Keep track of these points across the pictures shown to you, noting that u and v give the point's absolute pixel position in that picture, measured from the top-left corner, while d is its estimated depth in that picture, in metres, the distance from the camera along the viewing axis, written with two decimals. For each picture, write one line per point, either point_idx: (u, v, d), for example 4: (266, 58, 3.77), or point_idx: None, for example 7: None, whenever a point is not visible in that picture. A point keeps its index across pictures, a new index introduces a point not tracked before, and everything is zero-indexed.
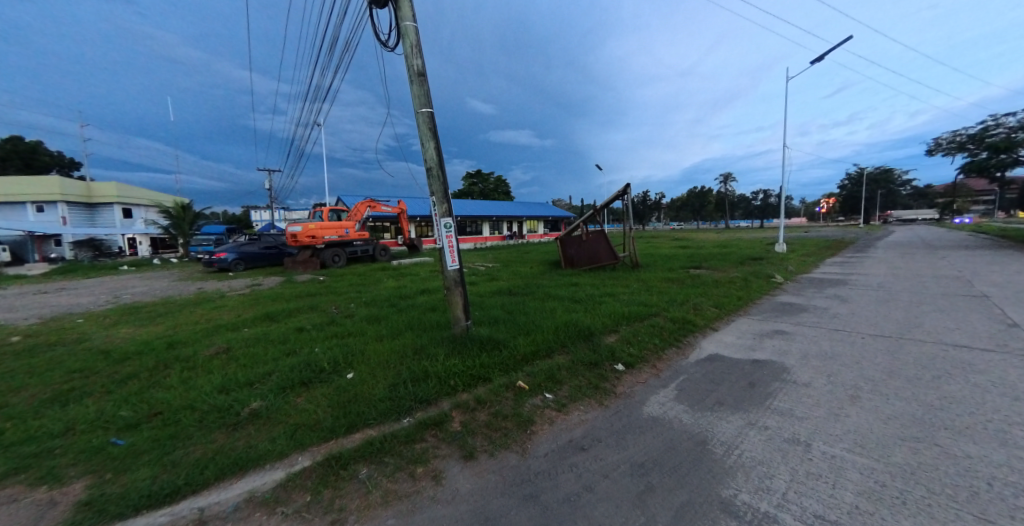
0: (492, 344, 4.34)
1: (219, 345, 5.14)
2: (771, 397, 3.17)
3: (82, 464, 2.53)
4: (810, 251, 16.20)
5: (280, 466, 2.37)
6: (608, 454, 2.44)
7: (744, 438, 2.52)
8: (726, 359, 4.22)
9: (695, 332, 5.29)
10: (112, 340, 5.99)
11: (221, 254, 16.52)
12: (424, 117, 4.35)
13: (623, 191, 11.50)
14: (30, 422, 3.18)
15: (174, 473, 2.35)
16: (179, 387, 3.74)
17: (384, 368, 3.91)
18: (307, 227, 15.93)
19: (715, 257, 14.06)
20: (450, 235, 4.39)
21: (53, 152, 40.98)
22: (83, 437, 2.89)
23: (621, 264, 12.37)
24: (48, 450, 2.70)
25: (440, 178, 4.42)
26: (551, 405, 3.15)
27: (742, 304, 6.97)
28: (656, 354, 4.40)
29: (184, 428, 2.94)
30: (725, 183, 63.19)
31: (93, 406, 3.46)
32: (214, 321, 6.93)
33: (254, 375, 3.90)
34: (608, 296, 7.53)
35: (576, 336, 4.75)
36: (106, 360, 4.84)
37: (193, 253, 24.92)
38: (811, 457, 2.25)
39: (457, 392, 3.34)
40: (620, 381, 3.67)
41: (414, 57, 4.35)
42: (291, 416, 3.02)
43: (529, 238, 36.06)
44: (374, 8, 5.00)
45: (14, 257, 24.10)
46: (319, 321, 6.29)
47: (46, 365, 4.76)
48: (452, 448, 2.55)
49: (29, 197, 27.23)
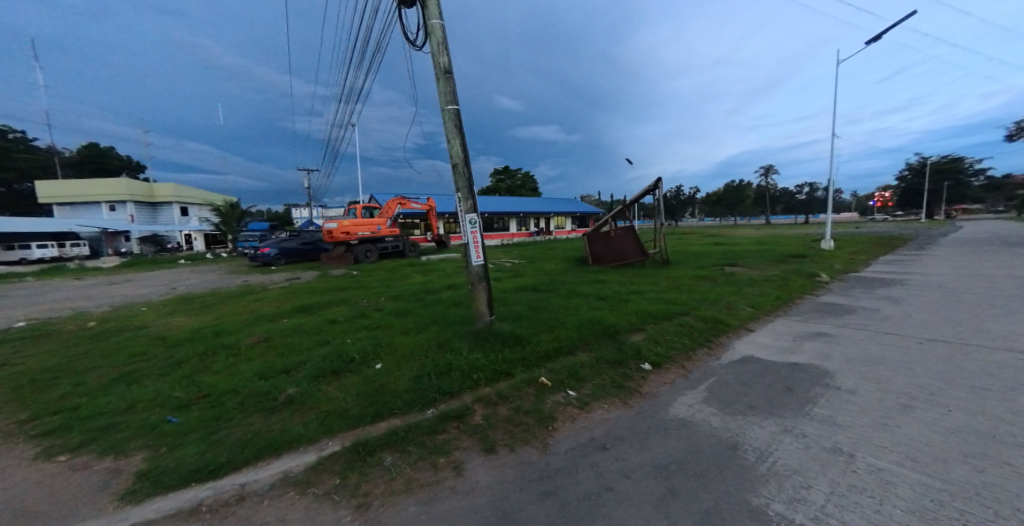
0: (514, 340, 4.37)
1: (260, 334, 5.48)
2: (809, 403, 2.98)
3: (140, 438, 2.79)
4: (862, 248, 14.97)
5: (312, 450, 2.51)
6: (631, 454, 2.38)
7: (777, 445, 2.38)
8: (762, 361, 4.00)
9: (727, 332, 5.08)
10: (167, 327, 6.54)
11: (264, 249, 17.66)
12: (450, 114, 4.40)
13: (652, 186, 11.17)
14: (101, 399, 3.56)
15: (218, 451, 2.54)
16: (224, 372, 4.05)
17: (410, 360, 4.03)
18: (341, 224, 16.83)
19: (753, 255, 13.34)
20: (475, 231, 4.44)
21: (122, 156, 45.39)
22: (142, 414, 3.19)
23: (649, 261, 12.06)
24: (113, 424, 3.01)
25: (465, 175, 4.44)
26: (573, 403, 3.12)
27: (780, 304, 6.61)
28: (684, 354, 4.25)
29: (227, 410, 3.17)
30: (766, 176, 58.97)
31: (151, 386, 3.80)
32: (256, 311, 7.42)
33: (290, 363, 4.13)
34: (635, 294, 7.35)
35: (600, 333, 4.70)
36: (163, 345, 5.30)
37: (240, 248, 26.77)
38: (855, 469, 2.09)
39: (479, 386, 3.38)
40: (645, 381, 3.58)
41: (440, 55, 4.40)
42: (321, 403, 3.18)
43: (556, 233, 35.84)
44: (402, 8, 5.08)
45: (92, 252, 28.35)
46: (350, 313, 6.56)
47: (113, 348, 5.27)
48: (473, 441, 2.58)
49: (103, 197, 30.17)
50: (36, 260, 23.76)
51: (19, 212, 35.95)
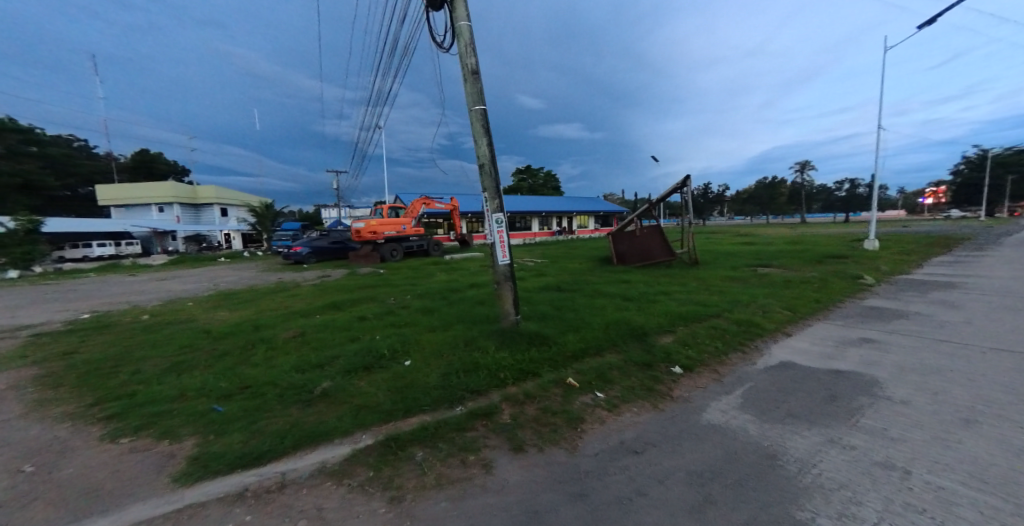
0: (540, 340, 4.36)
1: (295, 329, 5.73)
2: (856, 413, 2.80)
3: (191, 424, 2.99)
4: (911, 248, 13.94)
5: (346, 442, 2.60)
6: (663, 459, 2.32)
7: (822, 457, 2.25)
8: (802, 367, 3.80)
9: (762, 336, 4.86)
10: (211, 321, 6.95)
11: (296, 248, 18.48)
12: (477, 114, 4.44)
13: (680, 184, 10.87)
14: (155, 387, 3.83)
15: (260, 439, 2.67)
16: (263, 365, 4.26)
17: (438, 357, 4.10)
18: (368, 224, 17.36)
19: (789, 255, 12.69)
20: (501, 230, 4.46)
21: (170, 161, 48.72)
22: (192, 402, 3.41)
23: (677, 261, 11.70)
24: (167, 411, 3.23)
25: (492, 174, 4.47)
26: (601, 405, 3.08)
27: (820, 307, 6.27)
28: (717, 358, 4.10)
29: (267, 401, 3.33)
30: (801, 172, 56.02)
31: (199, 376, 4.06)
32: (291, 307, 7.77)
33: (324, 358, 4.30)
34: (662, 295, 7.16)
35: (628, 335, 4.61)
36: (208, 338, 5.65)
37: (275, 247, 28.14)
38: (910, 486, 1.94)
39: (506, 385, 3.39)
40: (676, 384, 3.48)
41: (468, 56, 4.44)
42: (354, 397, 3.29)
43: (579, 232, 35.50)
44: (430, 11, 5.16)
45: (144, 250, 30.62)
46: (379, 310, 6.75)
47: (164, 340, 5.67)
48: (501, 440, 2.60)
49: (154, 199, 32.49)
50: (97, 258, 25.84)
51: (81, 214, 39.22)
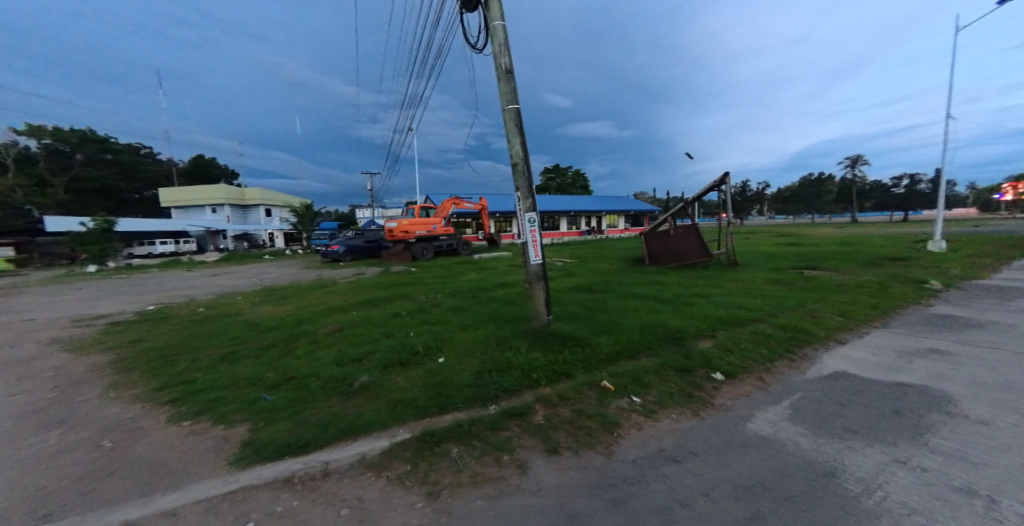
0: (573, 341, 4.30)
1: (334, 324, 5.99)
2: (925, 431, 2.54)
3: (243, 411, 3.19)
4: (985, 250, 12.55)
5: (384, 436, 2.67)
6: (706, 470, 2.21)
7: (888, 478, 2.06)
8: (859, 378, 3.51)
9: (811, 343, 4.54)
10: (258, 315, 7.42)
11: (334, 246, 19.37)
12: (511, 113, 4.44)
13: (717, 182, 10.41)
14: (211, 375, 4.13)
15: (305, 428, 2.81)
16: (306, 358, 4.49)
17: (470, 355, 4.15)
18: (400, 224, 17.90)
19: (840, 257, 11.81)
20: (533, 230, 4.44)
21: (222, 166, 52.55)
22: (243, 390, 3.65)
23: (714, 262, 11.19)
24: (221, 398, 3.47)
25: (525, 174, 4.45)
26: (638, 409, 2.98)
27: (878, 313, 5.77)
28: (761, 365, 3.87)
29: (310, 392, 3.50)
30: (853, 168, 52.03)
31: (249, 367, 4.33)
32: (329, 303, 8.14)
33: (361, 353, 4.46)
34: (699, 297, 6.87)
35: (664, 338, 4.45)
36: (255, 330, 6.02)
37: (314, 246, 29.65)
38: (997, 516, 1.73)
39: (539, 386, 3.37)
40: (717, 392, 3.32)
41: (502, 55, 4.45)
42: (391, 392, 3.39)
43: (608, 232, 34.84)
44: (464, 13, 5.22)
45: (199, 248, 33.23)
46: (411, 308, 6.93)
47: (218, 332, 6.11)
48: (535, 441, 2.58)
49: (208, 201, 35.15)
50: (159, 255, 28.34)
51: (146, 215, 43.10)
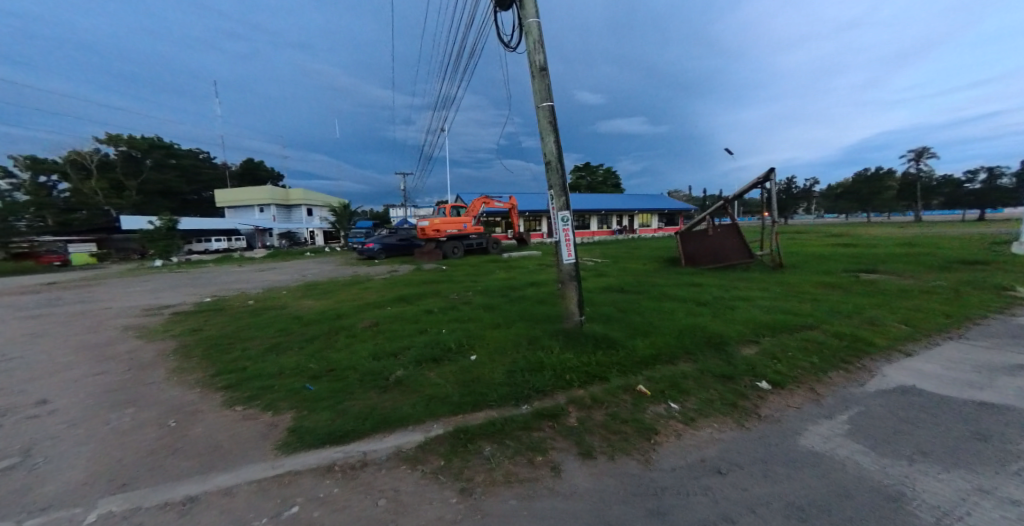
0: (607, 343, 4.20)
1: (370, 319, 6.21)
2: (1015, 458, 2.24)
3: (288, 399, 3.37)
4: None
5: (419, 430, 2.73)
6: (753, 485, 2.07)
7: (970, 508, 1.83)
8: (930, 395, 3.16)
9: (872, 353, 4.16)
10: (301, 309, 7.84)
11: (369, 244, 20.16)
12: (545, 111, 4.39)
13: (761, 178, 9.83)
14: (260, 364, 4.41)
15: (345, 419, 2.92)
16: (345, 351, 4.68)
17: (502, 354, 4.16)
18: (432, 222, 18.30)
19: (902, 259, 10.78)
20: (566, 228, 4.37)
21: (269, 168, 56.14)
22: (288, 380, 3.86)
23: (756, 264, 10.56)
24: (269, 386, 3.69)
25: (558, 171, 4.39)
26: (676, 416, 2.86)
27: (951, 322, 5.19)
28: (813, 375, 3.59)
29: (349, 384, 3.65)
30: (918, 161, 47.34)
31: (293, 357, 4.58)
32: (365, 299, 8.47)
33: (396, 348, 4.59)
34: (741, 300, 6.49)
35: (704, 343, 4.24)
36: (299, 323, 6.37)
37: (351, 244, 30.97)
38: None
39: (572, 387, 3.31)
40: (763, 401, 3.12)
41: (536, 53, 4.41)
42: (425, 387, 3.46)
43: (640, 232, 33.83)
44: (498, 11, 5.23)
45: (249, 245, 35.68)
46: (443, 305, 7.05)
47: (265, 323, 6.51)
48: (569, 443, 2.53)
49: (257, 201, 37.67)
50: (214, 251, 30.72)
51: (204, 214, 46.89)
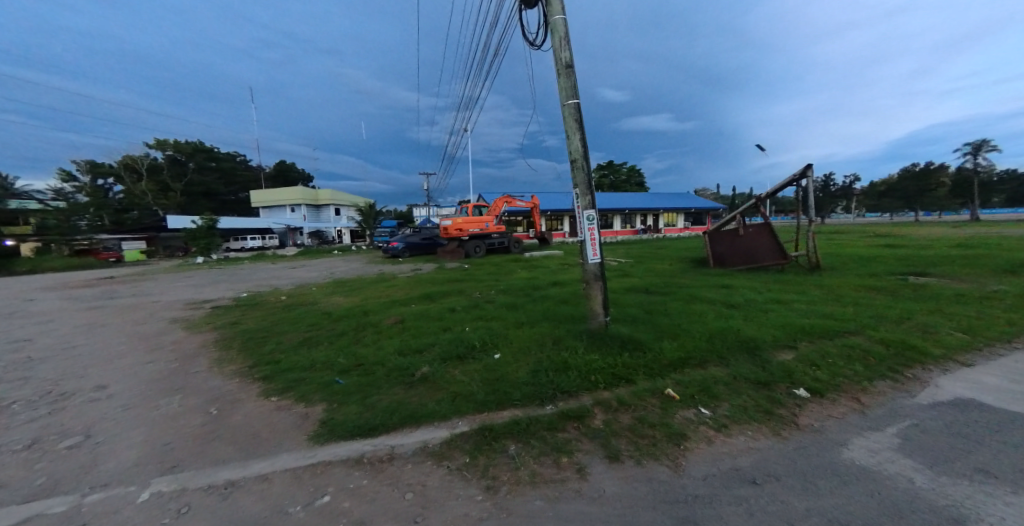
0: (633, 345, 4.11)
1: (396, 316, 6.35)
2: None
3: (319, 392, 3.49)
4: None
5: (444, 426, 2.76)
6: (792, 498, 1.97)
7: None
8: (993, 409, 2.90)
9: (924, 362, 3.86)
10: (330, 305, 8.13)
11: (394, 243, 20.68)
12: (570, 109, 4.34)
13: (797, 176, 9.34)
14: (293, 357, 4.60)
15: (373, 412, 3.00)
16: (373, 346, 4.81)
17: (526, 353, 4.15)
18: (455, 222, 18.51)
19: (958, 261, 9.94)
20: (592, 228, 4.30)
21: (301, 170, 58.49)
22: (319, 373, 4.00)
23: (791, 265, 10.04)
24: (302, 378, 3.84)
25: (584, 169, 4.34)
26: (707, 423, 2.76)
27: (1016, 331, 4.74)
28: (858, 384, 3.37)
29: (377, 379, 3.74)
30: (975, 155, 43.67)
31: (324, 351, 4.75)
32: (391, 296, 8.66)
33: (422, 344, 4.67)
34: (775, 303, 6.19)
35: (736, 347, 4.08)
36: (329, 319, 6.60)
37: (376, 243, 31.82)
38: None
39: (598, 389, 3.26)
40: (802, 410, 2.96)
41: (563, 50, 4.36)
42: (449, 384, 3.50)
43: (666, 232, 32.95)
44: (523, 10, 5.20)
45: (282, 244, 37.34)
46: (467, 303, 7.11)
47: (297, 318, 6.79)
48: (595, 446, 2.49)
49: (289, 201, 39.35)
50: (250, 249, 32.37)
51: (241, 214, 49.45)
